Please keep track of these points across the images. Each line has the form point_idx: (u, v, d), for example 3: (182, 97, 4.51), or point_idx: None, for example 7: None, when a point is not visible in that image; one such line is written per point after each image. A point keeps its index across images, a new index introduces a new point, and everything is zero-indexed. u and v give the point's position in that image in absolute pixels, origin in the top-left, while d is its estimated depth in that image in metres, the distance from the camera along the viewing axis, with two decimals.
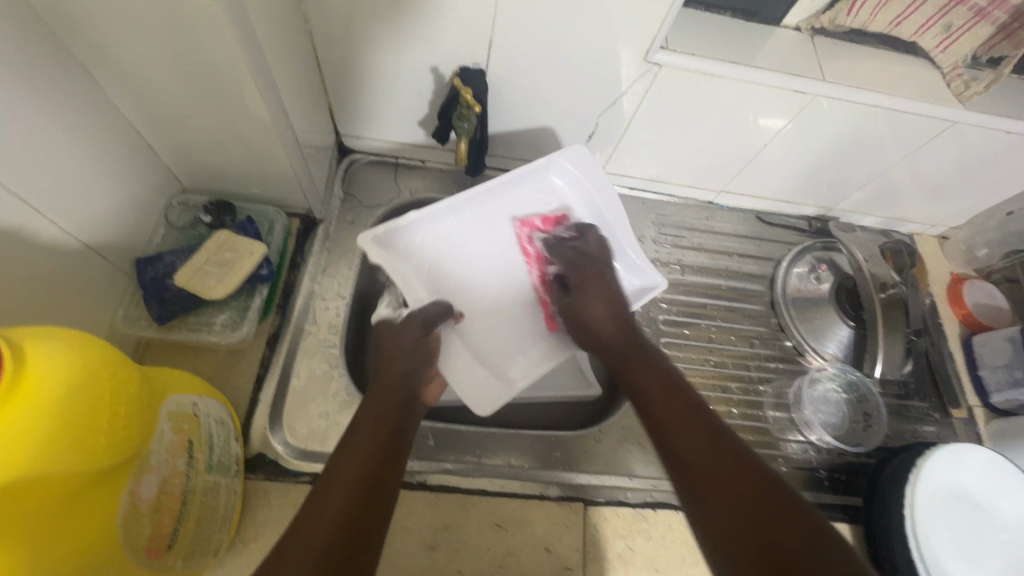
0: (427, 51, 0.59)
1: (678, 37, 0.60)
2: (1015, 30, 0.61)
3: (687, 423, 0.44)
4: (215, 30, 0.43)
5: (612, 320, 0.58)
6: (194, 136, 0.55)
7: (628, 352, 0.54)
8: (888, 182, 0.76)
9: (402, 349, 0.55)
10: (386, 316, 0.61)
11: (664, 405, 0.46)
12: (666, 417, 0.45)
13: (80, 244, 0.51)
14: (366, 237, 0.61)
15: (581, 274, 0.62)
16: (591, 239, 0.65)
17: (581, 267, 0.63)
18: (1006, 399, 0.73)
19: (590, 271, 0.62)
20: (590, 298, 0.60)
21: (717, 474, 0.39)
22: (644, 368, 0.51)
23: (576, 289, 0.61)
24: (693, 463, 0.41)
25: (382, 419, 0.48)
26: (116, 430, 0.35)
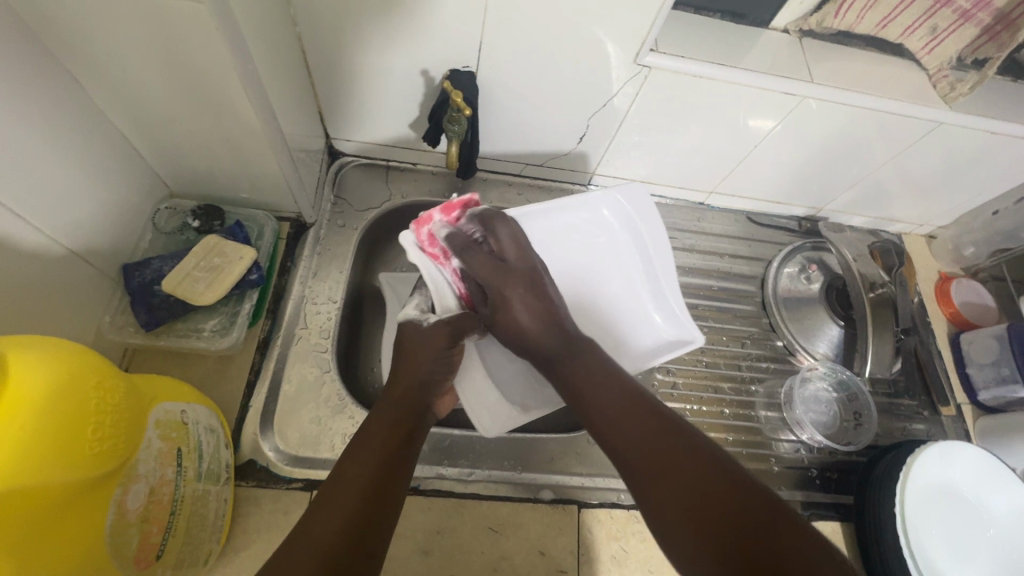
0: (417, 54, 0.59)
1: (668, 39, 0.61)
2: (998, 32, 0.62)
3: (635, 424, 0.47)
4: (201, 32, 0.42)
5: (536, 324, 0.56)
6: (182, 140, 0.55)
7: (558, 358, 0.54)
8: (876, 182, 0.77)
9: (424, 354, 0.53)
10: (410, 315, 0.57)
11: (615, 409, 0.48)
12: (616, 419, 0.48)
13: (65, 249, 0.50)
14: (408, 236, 0.56)
15: (499, 282, 0.56)
16: (503, 230, 0.58)
17: (502, 277, 0.56)
18: (993, 396, 0.74)
19: (511, 278, 0.56)
20: (516, 300, 0.58)
21: (671, 473, 0.42)
22: (582, 365, 0.53)
23: (495, 294, 0.56)
24: (647, 466, 0.43)
25: (394, 426, 0.48)
26: (100, 439, 0.35)
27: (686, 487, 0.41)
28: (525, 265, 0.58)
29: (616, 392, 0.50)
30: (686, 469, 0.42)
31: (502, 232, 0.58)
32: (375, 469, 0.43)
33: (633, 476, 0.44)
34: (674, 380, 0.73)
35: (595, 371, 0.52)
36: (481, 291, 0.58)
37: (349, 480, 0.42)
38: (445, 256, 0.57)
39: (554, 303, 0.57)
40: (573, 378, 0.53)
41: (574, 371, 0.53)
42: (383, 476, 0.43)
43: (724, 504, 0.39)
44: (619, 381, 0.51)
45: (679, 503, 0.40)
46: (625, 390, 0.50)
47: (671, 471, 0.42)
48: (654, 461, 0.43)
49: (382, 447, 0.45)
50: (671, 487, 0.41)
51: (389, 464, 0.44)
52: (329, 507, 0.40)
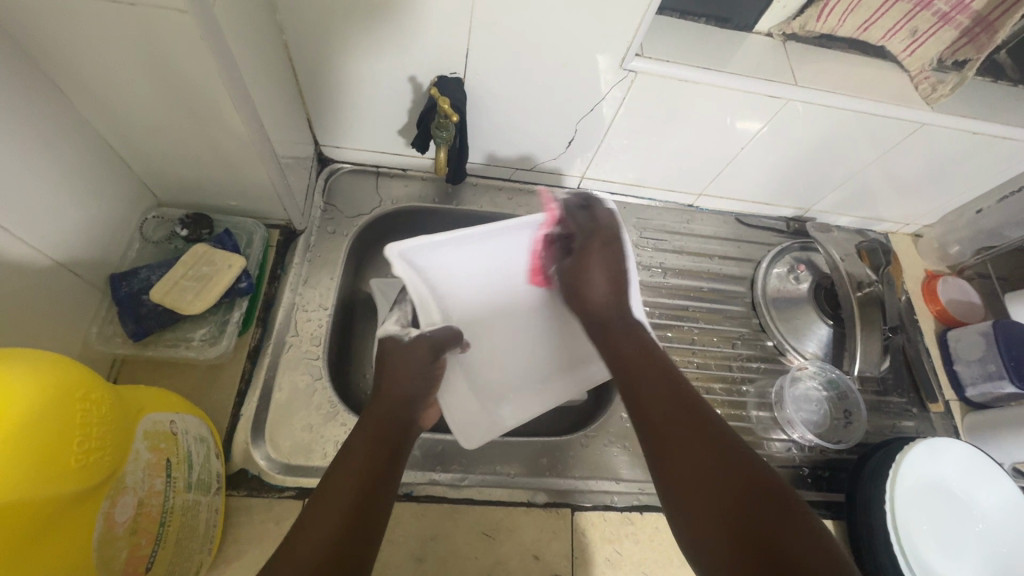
0: (405, 61, 0.59)
1: (653, 44, 0.61)
2: (978, 34, 0.63)
3: (664, 400, 0.48)
4: (185, 40, 0.42)
5: (602, 288, 0.61)
6: (169, 149, 0.55)
7: (610, 322, 0.59)
8: (862, 182, 0.78)
9: (409, 371, 0.53)
10: (390, 331, 0.58)
11: (645, 374, 0.51)
12: (646, 392, 0.50)
13: (50, 260, 0.49)
14: (393, 250, 0.57)
15: (587, 244, 0.62)
16: (601, 210, 0.63)
17: (591, 233, 0.63)
18: (980, 392, 0.75)
19: (599, 239, 0.62)
20: (591, 268, 0.62)
21: (692, 444, 0.44)
22: (623, 339, 0.56)
23: (579, 253, 0.63)
24: (669, 435, 0.45)
25: (381, 441, 0.47)
26: (86, 453, 0.35)
27: (700, 465, 0.42)
28: (616, 236, 0.63)
29: (646, 365, 0.52)
30: (705, 444, 0.44)
31: (600, 210, 0.63)
32: (364, 484, 0.43)
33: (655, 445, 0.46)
34: None
35: (629, 347, 0.55)
36: (567, 246, 0.65)
37: (335, 496, 0.42)
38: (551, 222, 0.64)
39: (626, 271, 0.62)
40: (611, 347, 0.57)
41: (616, 338, 0.57)
42: (370, 491, 0.43)
43: (735, 485, 0.40)
44: (652, 357, 0.53)
45: (693, 476, 0.42)
46: (654, 360, 0.53)
47: (689, 446, 0.44)
48: (678, 431, 0.45)
49: (371, 459, 0.45)
50: (688, 462, 0.43)
51: (378, 477, 0.45)
52: (313, 524, 0.40)
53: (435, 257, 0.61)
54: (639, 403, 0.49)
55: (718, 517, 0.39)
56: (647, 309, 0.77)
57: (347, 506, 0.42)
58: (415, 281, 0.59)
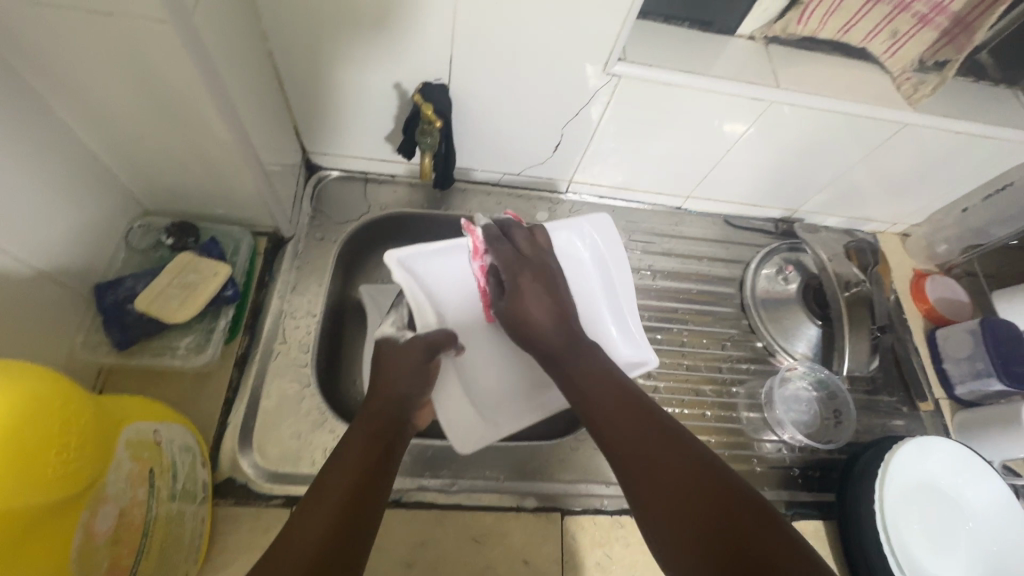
0: (390, 69, 0.60)
1: (636, 48, 0.62)
2: (956, 36, 0.64)
3: (631, 426, 0.47)
4: (165, 49, 0.42)
5: (547, 320, 0.57)
6: (154, 158, 0.55)
7: (560, 356, 0.55)
8: (849, 183, 0.78)
9: (401, 369, 0.54)
10: (387, 333, 0.59)
11: (605, 411, 0.49)
12: (606, 422, 0.48)
13: (35, 270, 0.49)
14: (392, 255, 0.59)
15: (517, 275, 0.59)
16: (541, 240, 0.63)
17: (516, 266, 0.59)
18: (969, 390, 0.75)
19: (528, 270, 0.59)
20: (527, 301, 0.58)
21: (667, 470, 0.42)
22: (578, 367, 0.53)
23: (511, 290, 0.59)
24: (638, 464, 0.44)
25: (373, 438, 0.48)
26: (66, 463, 0.35)
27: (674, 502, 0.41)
28: (545, 266, 0.60)
29: (607, 398, 0.50)
30: (677, 469, 0.42)
31: (519, 236, 0.62)
32: (358, 482, 0.43)
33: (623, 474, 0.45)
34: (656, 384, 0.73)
35: (586, 374, 0.53)
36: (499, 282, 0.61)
37: (333, 490, 0.42)
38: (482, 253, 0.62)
39: (563, 301, 0.59)
40: (568, 378, 0.54)
41: (571, 369, 0.54)
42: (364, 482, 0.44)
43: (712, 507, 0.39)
44: (611, 379, 0.52)
45: (667, 517, 0.40)
46: (613, 389, 0.51)
47: (663, 469, 0.43)
48: (647, 458, 0.44)
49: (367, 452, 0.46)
50: (661, 501, 0.41)
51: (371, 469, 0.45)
52: (315, 510, 0.41)
53: (433, 265, 0.63)
54: (605, 432, 0.48)
55: (697, 543, 0.38)
56: None
57: (345, 498, 0.42)
58: (411, 284, 0.59)
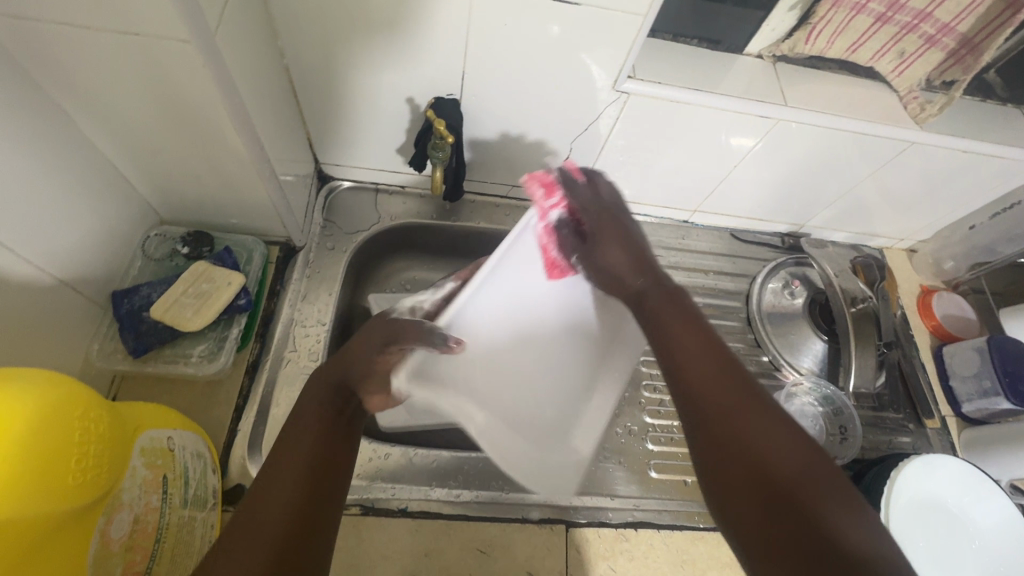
0: (403, 84, 0.61)
1: (646, 66, 0.63)
2: (964, 56, 0.64)
3: (710, 367, 0.40)
4: (188, 66, 0.43)
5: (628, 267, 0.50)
6: (171, 169, 0.56)
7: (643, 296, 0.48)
8: (856, 199, 0.79)
9: (396, 345, 0.46)
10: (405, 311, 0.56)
11: (685, 343, 0.42)
12: (689, 359, 0.41)
13: (54, 278, 0.50)
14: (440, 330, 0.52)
15: (598, 224, 0.51)
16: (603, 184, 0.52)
17: (599, 212, 0.51)
18: (976, 408, 0.75)
19: (614, 215, 0.51)
20: (606, 247, 0.51)
21: (745, 416, 0.36)
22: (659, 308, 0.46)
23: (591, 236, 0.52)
24: (713, 410, 0.37)
25: (329, 401, 0.42)
26: (84, 470, 0.35)
27: (750, 461, 0.34)
28: (627, 213, 0.52)
29: (689, 326, 0.43)
30: (762, 426, 0.35)
31: (603, 183, 0.52)
32: (318, 449, 0.38)
33: (692, 416, 0.39)
34: (661, 397, 0.72)
35: (670, 311, 0.45)
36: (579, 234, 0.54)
37: (274, 493, 0.35)
38: (549, 212, 0.53)
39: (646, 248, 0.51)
40: (649, 319, 0.46)
41: (658, 312, 0.46)
42: (315, 479, 0.37)
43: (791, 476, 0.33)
44: (696, 321, 0.44)
45: (742, 477, 0.34)
46: (698, 325, 0.43)
47: (741, 425, 0.36)
48: (725, 406, 0.37)
49: (319, 439, 0.39)
50: (735, 458, 0.35)
51: (321, 464, 0.38)
52: (258, 511, 0.33)
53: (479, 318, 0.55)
54: (678, 366, 0.41)
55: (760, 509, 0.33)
56: None
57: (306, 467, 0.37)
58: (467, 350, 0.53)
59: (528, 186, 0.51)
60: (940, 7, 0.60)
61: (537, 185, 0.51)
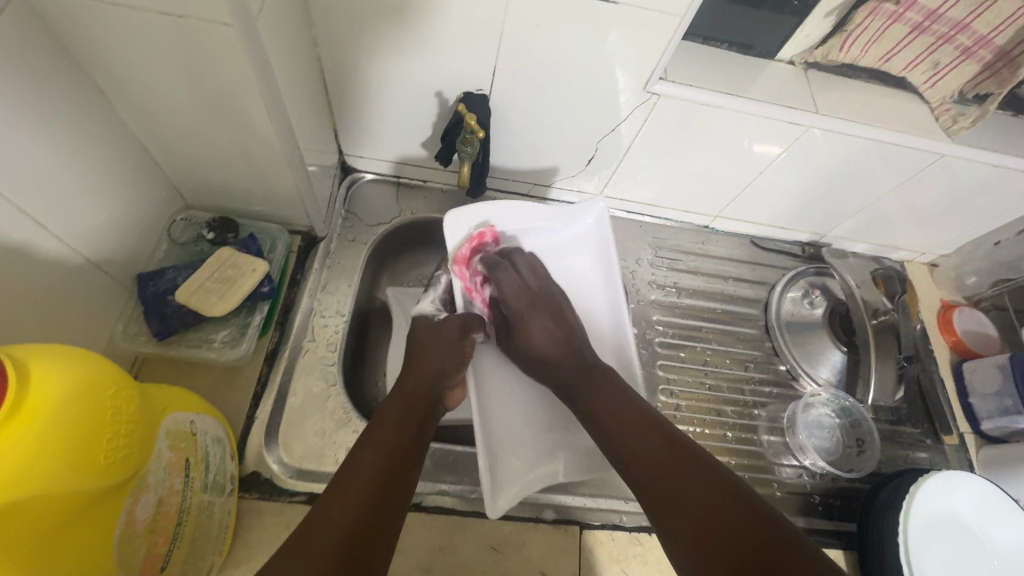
0: (434, 78, 0.61)
1: (677, 68, 0.62)
2: (999, 69, 0.62)
3: (652, 449, 0.48)
4: (226, 50, 0.43)
5: (552, 345, 0.59)
6: (201, 154, 0.56)
7: (573, 384, 0.56)
8: (879, 211, 0.78)
9: (440, 346, 0.56)
10: (424, 311, 0.61)
11: (629, 425, 0.51)
12: (628, 441, 0.49)
13: (83, 258, 0.51)
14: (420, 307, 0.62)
15: (522, 310, 0.61)
16: (520, 263, 0.64)
17: (523, 301, 0.61)
18: (996, 426, 0.74)
19: (533, 306, 0.61)
20: (530, 328, 0.60)
21: (689, 485, 0.44)
22: (596, 395, 0.54)
23: (513, 321, 0.61)
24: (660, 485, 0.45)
25: (408, 412, 0.50)
26: (115, 449, 0.35)
27: (704, 520, 0.42)
28: (547, 291, 0.63)
29: (629, 411, 0.52)
30: (699, 484, 0.44)
31: (520, 262, 0.64)
32: (392, 454, 0.45)
33: (646, 492, 0.46)
34: (677, 402, 0.73)
35: (603, 399, 0.54)
36: (501, 318, 0.62)
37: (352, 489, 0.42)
38: (480, 284, 0.64)
39: (568, 323, 0.61)
40: (586, 407, 0.54)
41: (589, 399, 0.54)
42: (390, 475, 0.44)
43: (736, 522, 0.40)
44: (633, 406, 0.52)
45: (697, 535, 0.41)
46: (636, 411, 0.52)
47: (689, 493, 0.44)
48: (671, 479, 0.45)
49: (397, 439, 0.47)
50: (690, 519, 0.42)
51: (396, 464, 0.45)
52: (342, 500, 0.41)
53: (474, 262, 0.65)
54: (626, 454, 0.49)
55: (716, 563, 0.39)
56: (661, 328, 0.78)
57: (379, 470, 0.43)
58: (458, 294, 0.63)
59: (456, 271, 0.62)
60: (979, 18, 0.59)
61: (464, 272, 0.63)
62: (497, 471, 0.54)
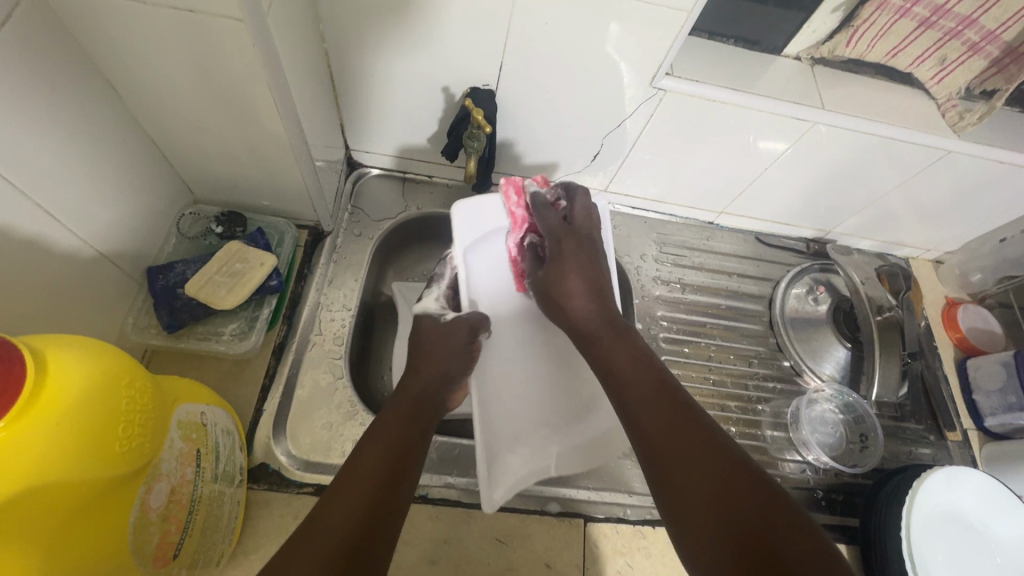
0: (441, 73, 0.61)
1: (683, 63, 0.62)
2: (1007, 66, 0.62)
3: (662, 418, 0.47)
4: (236, 45, 0.44)
5: (586, 299, 0.58)
6: (210, 149, 0.57)
7: (598, 336, 0.56)
8: (885, 207, 0.78)
9: (447, 350, 0.56)
10: (429, 309, 0.60)
11: (642, 392, 0.49)
12: (638, 407, 0.48)
13: (94, 251, 0.51)
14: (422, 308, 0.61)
15: (561, 244, 0.60)
16: (580, 202, 0.62)
17: (562, 236, 0.60)
18: (1000, 423, 0.74)
19: (575, 243, 0.60)
20: (566, 274, 0.59)
21: (695, 457, 0.43)
22: (615, 354, 0.54)
23: (554, 258, 0.60)
24: (667, 456, 0.44)
25: (413, 415, 0.49)
26: (130, 437, 0.36)
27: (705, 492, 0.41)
28: (590, 237, 0.61)
29: (644, 379, 0.51)
30: (705, 457, 0.43)
31: (579, 201, 0.63)
32: (395, 455, 0.45)
33: (650, 458, 0.45)
34: None
35: (624, 361, 0.53)
36: (540, 255, 0.64)
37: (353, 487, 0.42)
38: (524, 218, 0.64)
39: (604, 280, 0.59)
40: (606, 363, 0.54)
41: (610, 354, 0.54)
42: (396, 475, 0.44)
43: (740, 496, 0.39)
44: (648, 373, 0.51)
45: (697, 505, 0.41)
46: (654, 378, 0.51)
47: (694, 464, 0.43)
48: (675, 448, 0.44)
49: (402, 440, 0.46)
50: (691, 489, 0.41)
51: (401, 464, 0.45)
52: (345, 500, 0.41)
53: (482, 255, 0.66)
54: (637, 418, 0.48)
55: (715, 533, 0.39)
56: (665, 323, 0.78)
57: (384, 472, 0.44)
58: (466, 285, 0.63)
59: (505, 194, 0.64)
60: (986, 13, 0.59)
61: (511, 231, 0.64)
62: (494, 467, 0.55)
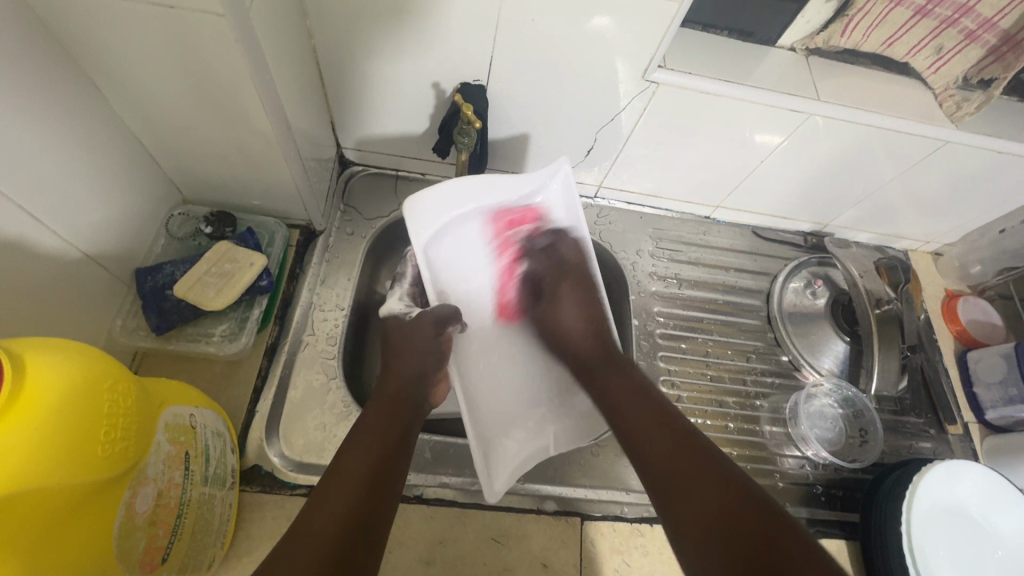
0: (430, 69, 0.60)
1: (675, 56, 0.62)
2: (1004, 54, 0.62)
3: (664, 441, 0.48)
4: (219, 41, 0.43)
5: (584, 330, 0.62)
6: (198, 148, 0.56)
7: (596, 368, 0.59)
8: (882, 200, 0.77)
9: (416, 348, 0.56)
10: (394, 310, 0.59)
11: (641, 419, 0.51)
12: (637, 430, 0.50)
13: (80, 253, 0.51)
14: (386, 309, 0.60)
15: (557, 283, 0.65)
16: (565, 244, 0.65)
17: (557, 275, 0.65)
18: (1001, 416, 0.73)
19: (566, 280, 0.64)
20: (563, 307, 0.64)
21: (696, 478, 0.45)
22: (616, 379, 0.56)
23: (549, 298, 0.65)
24: (670, 479, 0.46)
25: (393, 417, 0.49)
26: (113, 441, 0.35)
27: (706, 511, 0.42)
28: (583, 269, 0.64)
29: (642, 403, 0.52)
30: (707, 479, 0.44)
31: (566, 245, 0.65)
32: (380, 458, 0.45)
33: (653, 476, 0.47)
34: (679, 393, 0.73)
35: (620, 388, 0.55)
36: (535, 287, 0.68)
37: (338, 495, 0.41)
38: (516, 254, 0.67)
39: (600, 310, 0.63)
40: (606, 388, 0.56)
41: (608, 383, 0.56)
42: (379, 478, 0.44)
43: (742, 516, 0.41)
44: (651, 399, 0.53)
45: (699, 523, 0.42)
46: (649, 404, 0.52)
47: (695, 485, 0.44)
48: (677, 468, 0.46)
49: (384, 444, 0.46)
50: (692, 508, 0.43)
51: (384, 467, 0.45)
52: (326, 505, 0.41)
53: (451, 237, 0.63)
54: (638, 441, 0.50)
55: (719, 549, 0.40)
56: (662, 320, 0.77)
57: (366, 475, 0.43)
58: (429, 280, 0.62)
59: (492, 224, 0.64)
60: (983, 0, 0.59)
61: (458, 262, 0.66)
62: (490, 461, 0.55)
